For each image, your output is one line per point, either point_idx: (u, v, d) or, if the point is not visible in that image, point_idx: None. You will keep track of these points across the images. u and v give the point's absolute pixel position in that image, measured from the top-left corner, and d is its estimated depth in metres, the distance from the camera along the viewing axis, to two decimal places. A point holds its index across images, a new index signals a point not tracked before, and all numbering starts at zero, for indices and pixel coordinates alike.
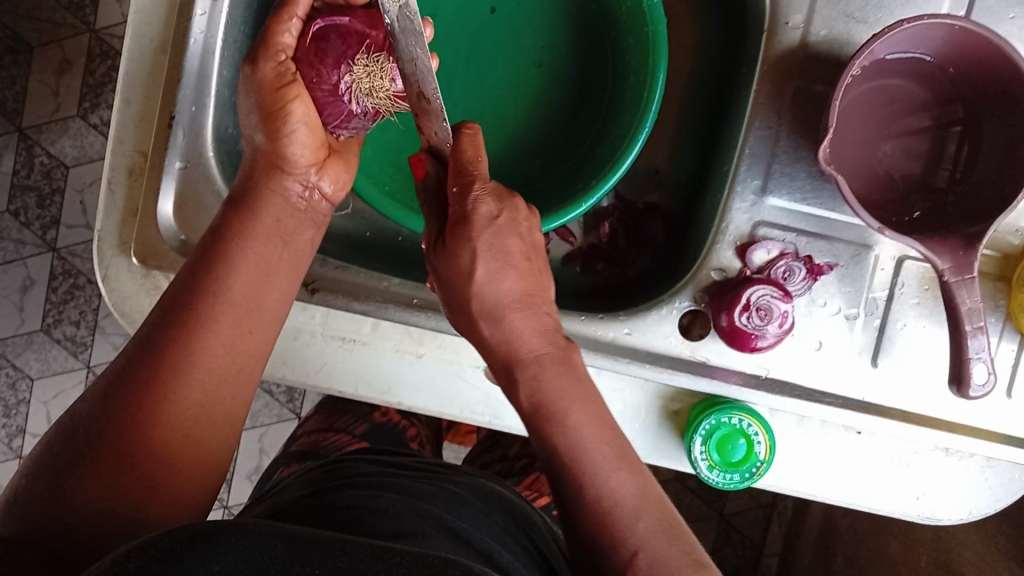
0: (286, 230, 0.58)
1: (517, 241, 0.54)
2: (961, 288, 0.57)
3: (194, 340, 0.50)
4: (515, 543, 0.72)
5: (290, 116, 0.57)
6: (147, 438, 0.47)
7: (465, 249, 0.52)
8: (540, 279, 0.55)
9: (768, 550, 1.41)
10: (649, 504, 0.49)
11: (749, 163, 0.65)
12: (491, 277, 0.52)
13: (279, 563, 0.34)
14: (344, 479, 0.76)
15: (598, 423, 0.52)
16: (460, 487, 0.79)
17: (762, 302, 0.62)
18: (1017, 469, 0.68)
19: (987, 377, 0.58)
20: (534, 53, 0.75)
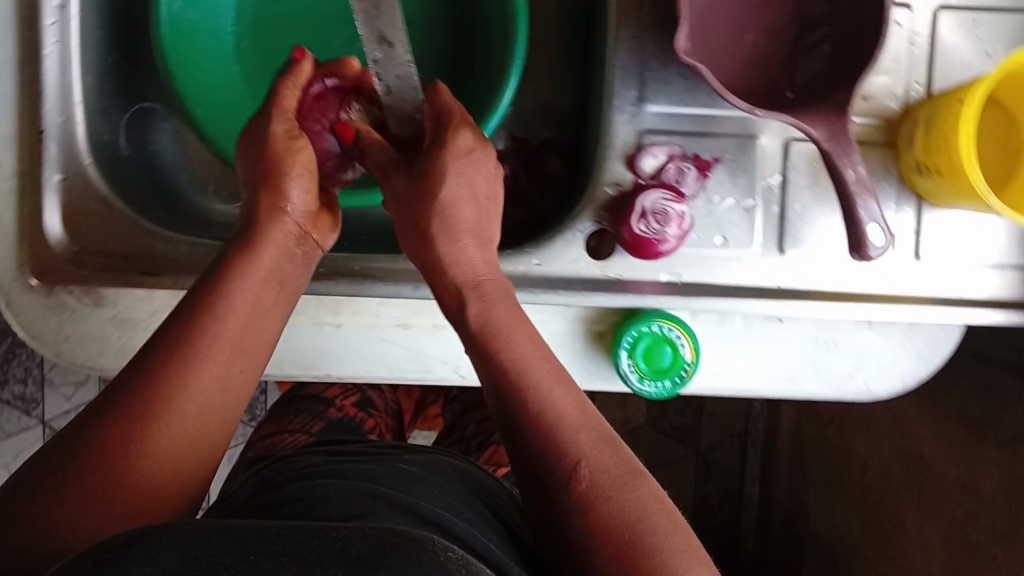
0: (290, 263, 0.58)
1: (483, 180, 0.58)
2: (838, 153, 0.58)
3: (194, 365, 0.49)
4: (466, 512, 0.69)
5: (286, 170, 0.59)
6: (131, 467, 0.45)
7: (437, 171, 0.56)
8: (489, 214, 0.58)
9: (749, 476, 1.42)
10: (587, 417, 0.51)
11: (623, 76, 0.66)
12: (431, 211, 0.56)
13: (211, 556, 0.32)
14: (284, 478, 0.73)
15: (541, 346, 0.54)
16: (410, 462, 0.77)
17: (656, 206, 0.63)
18: (941, 328, 0.69)
19: (883, 237, 0.59)
20: (402, 9, 0.74)
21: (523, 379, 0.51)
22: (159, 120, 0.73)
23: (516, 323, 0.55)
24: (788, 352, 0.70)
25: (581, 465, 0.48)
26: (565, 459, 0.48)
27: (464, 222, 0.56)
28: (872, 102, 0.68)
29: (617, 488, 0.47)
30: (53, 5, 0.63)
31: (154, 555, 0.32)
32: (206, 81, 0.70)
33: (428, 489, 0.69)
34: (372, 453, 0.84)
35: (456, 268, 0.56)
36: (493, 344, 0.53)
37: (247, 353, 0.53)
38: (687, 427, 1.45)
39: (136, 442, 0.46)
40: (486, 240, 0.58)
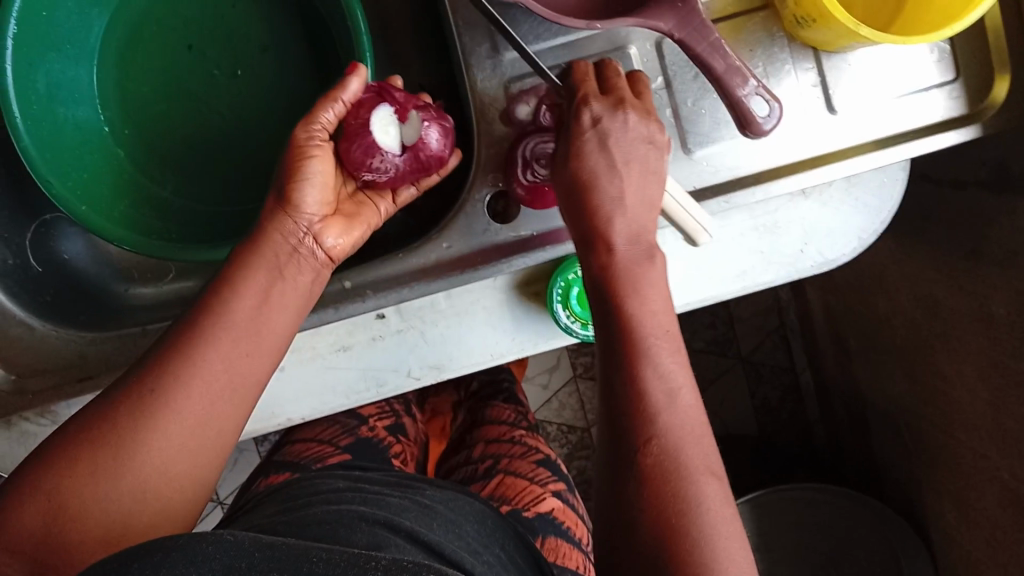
0: (289, 268, 0.56)
1: (643, 139, 0.56)
2: (689, 38, 0.55)
3: (203, 351, 0.51)
4: (489, 555, 0.65)
5: (306, 167, 0.57)
6: (140, 449, 0.48)
7: (583, 158, 0.56)
8: (650, 183, 0.56)
9: (800, 367, 1.38)
10: (685, 404, 0.52)
11: (470, 33, 0.63)
12: (615, 182, 0.55)
13: (255, 565, 0.40)
14: (307, 497, 0.68)
15: (668, 318, 0.55)
16: (437, 491, 0.73)
17: (537, 153, 0.62)
18: (879, 174, 0.66)
19: (768, 106, 0.56)
20: (254, 37, 0.72)
21: (645, 348, 0.53)
22: (66, 226, 0.73)
23: (655, 291, 0.55)
24: (730, 247, 0.67)
25: (653, 442, 0.50)
26: (644, 429, 0.51)
27: (626, 203, 0.55)
28: None
29: (684, 475, 0.50)
30: None
31: (199, 560, 0.39)
32: (85, 175, 0.70)
33: (454, 528, 0.66)
34: (403, 479, 0.77)
35: (606, 238, 0.55)
36: (616, 296, 0.54)
37: (253, 347, 0.54)
38: (722, 337, 1.38)
39: (142, 425, 0.49)
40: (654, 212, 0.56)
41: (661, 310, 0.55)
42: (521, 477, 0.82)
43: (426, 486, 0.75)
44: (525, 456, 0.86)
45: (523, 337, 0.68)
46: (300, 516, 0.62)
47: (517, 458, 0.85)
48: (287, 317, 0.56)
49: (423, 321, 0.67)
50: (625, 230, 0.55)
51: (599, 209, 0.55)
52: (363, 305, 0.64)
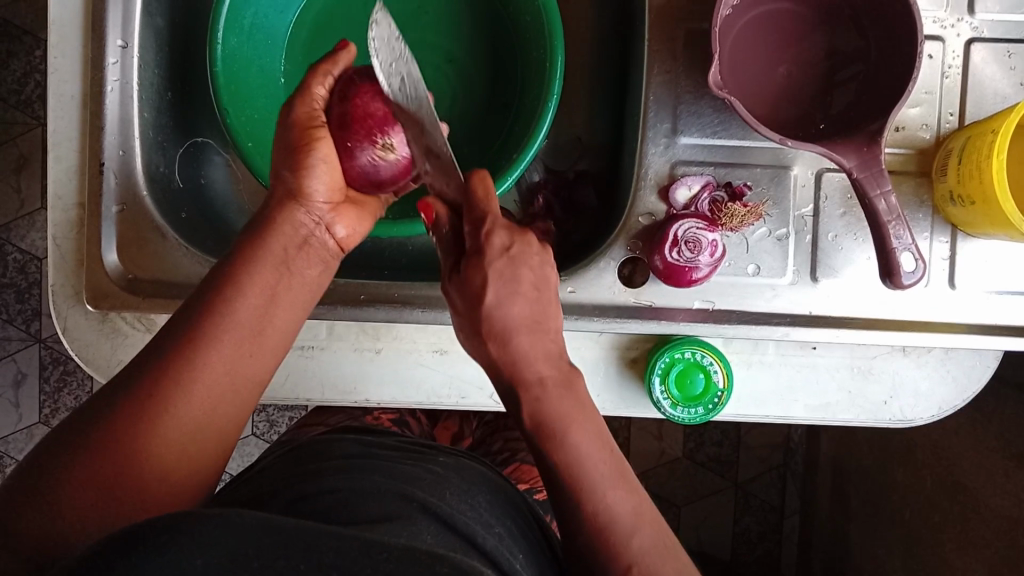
0: (297, 262, 0.56)
1: (528, 272, 0.54)
2: (869, 181, 0.59)
3: (199, 348, 0.49)
4: (501, 528, 0.54)
5: (313, 150, 0.56)
6: (136, 454, 0.46)
7: (478, 277, 0.52)
8: (546, 302, 0.54)
9: (789, 510, 1.28)
10: (644, 521, 0.51)
11: (656, 109, 0.67)
12: (511, 301, 0.53)
13: (262, 556, 0.31)
14: (316, 464, 0.56)
15: (602, 436, 0.53)
16: (444, 464, 0.62)
17: (689, 235, 0.64)
18: (975, 355, 0.70)
19: (915, 263, 0.59)
20: (444, 47, 0.77)
21: (588, 480, 0.51)
22: (212, 154, 0.77)
23: (578, 416, 0.52)
24: (821, 377, 0.70)
25: (633, 572, 0.49)
26: (618, 562, 0.49)
27: (517, 318, 0.53)
28: (905, 132, 0.68)
29: None
30: (117, 45, 0.67)
31: (206, 546, 0.31)
32: (257, 117, 0.74)
33: (467, 497, 0.55)
34: (414, 446, 0.67)
35: (517, 369, 0.53)
36: (546, 435, 0.52)
37: (255, 342, 0.52)
38: (727, 458, 1.29)
39: (133, 429, 0.46)
40: (545, 327, 0.54)
41: (598, 435, 0.53)
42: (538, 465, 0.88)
43: (437, 454, 0.65)
44: None
45: (609, 395, 0.71)
46: (305, 482, 0.51)
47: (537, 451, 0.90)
48: (291, 315, 0.55)
49: None
50: (546, 356, 0.53)
51: (507, 341, 0.52)
52: None
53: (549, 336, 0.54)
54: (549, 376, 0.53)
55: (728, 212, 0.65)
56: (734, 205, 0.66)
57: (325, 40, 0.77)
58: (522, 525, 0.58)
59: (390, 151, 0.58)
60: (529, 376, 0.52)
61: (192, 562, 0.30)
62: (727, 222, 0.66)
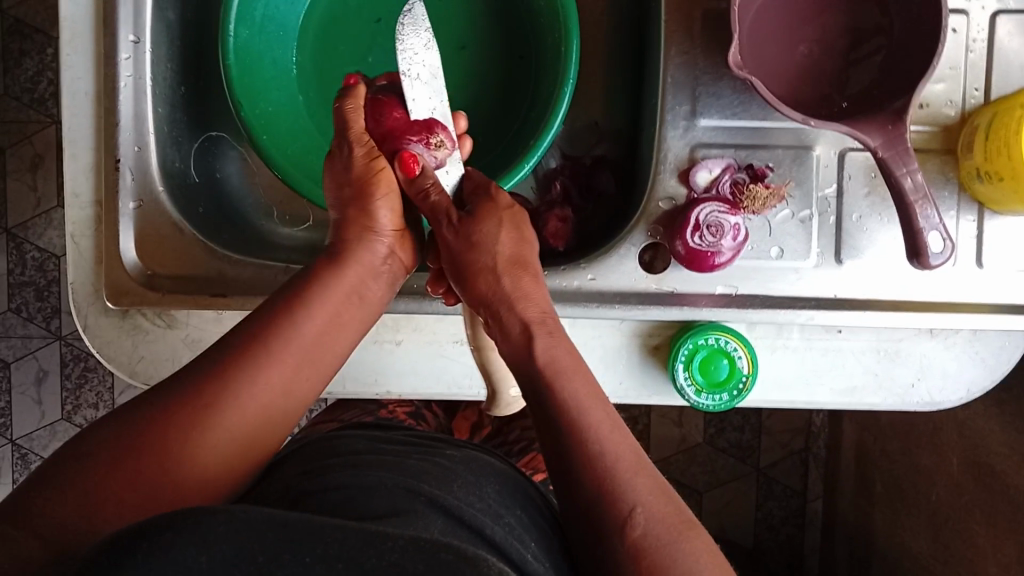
0: (364, 291, 0.58)
1: (524, 229, 0.62)
2: (895, 161, 0.58)
3: (259, 372, 0.50)
4: (511, 519, 0.53)
5: (376, 188, 0.59)
6: (178, 456, 0.46)
7: (483, 219, 0.59)
8: (530, 249, 0.62)
9: (812, 494, 1.28)
10: (643, 470, 0.50)
11: (675, 92, 0.66)
12: (497, 241, 0.59)
13: (268, 549, 0.30)
14: (325, 458, 0.55)
15: (597, 393, 0.54)
16: (454, 454, 0.61)
17: (711, 219, 0.64)
18: (1004, 336, 0.69)
19: (943, 244, 0.58)
20: (457, 34, 0.76)
21: (588, 426, 0.51)
22: (227, 148, 0.77)
23: (578, 372, 0.55)
24: (846, 361, 0.69)
25: (636, 512, 0.47)
26: (618, 507, 0.47)
27: (508, 256, 0.59)
28: (929, 108, 0.67)
29: (669, 539, 0.46)
30: (129, 40, 0.66)
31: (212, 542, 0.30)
32: (270, 109, 0.73)
33: (475, 490, 0.54)
34: (423, 440, 0.65)
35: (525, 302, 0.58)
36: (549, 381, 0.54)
37: (312, 364, 0.54)
38: (748, 444, 1.28)
39: (180, 433, 0.46)
40: (535, 271, 0.60)
41: (595, 393, 0.54)
42: None
43: (445, 446, 0.64)
44: None
45: (631, 383, 0.70)
46: (311, 474, 0.49)
47: None
48: (347, 340, 0.57)
49: None
50: (540, 296, 0.59)
51: (500, 273, 0.59)
52: None
53: (532, 277, 0.60)
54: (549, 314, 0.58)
55: (750, 194, 0.65)
56: (756, 187, 0.65)
57: (337, 30, 0.76)
58: (532, 515, 0.57)
59: (439, 149, 0.61)
60: (532, 314, 0.58)
61: (194, 561, 0.29)
62: (749, 205, 0.65)
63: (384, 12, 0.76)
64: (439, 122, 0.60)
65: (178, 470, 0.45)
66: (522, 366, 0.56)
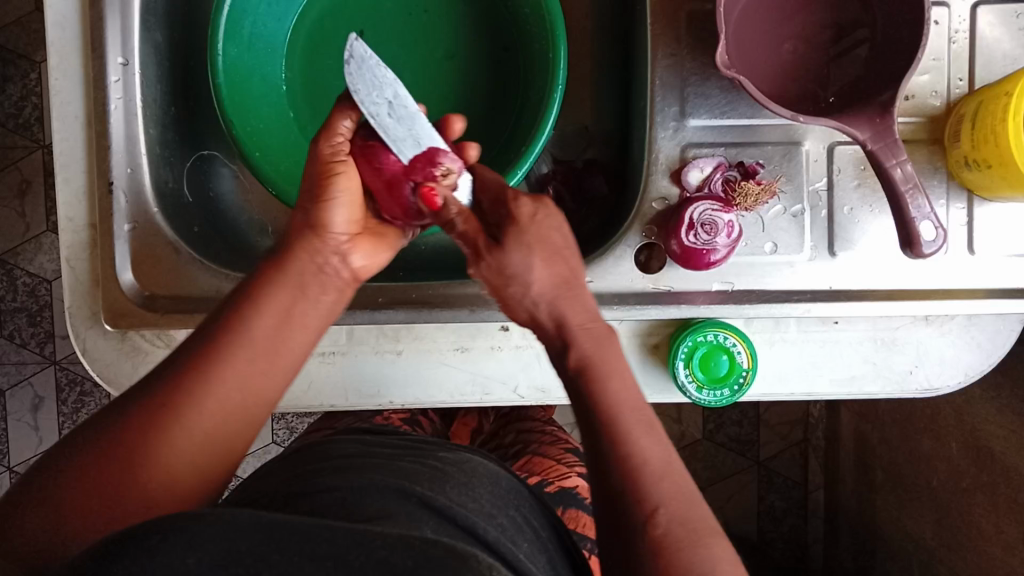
0: (312, 288, 0.54)
1: (560, 237, 0.54)
2: (884, 152, 0.58)
3: (212, 373, 0.48)
4: (504, 519, 0.53)
5: (334, 183, 0.55)
6: (142, 463, 0.45)
7: (511, 239, 0.53)
8: (572, 265, 0.54)
9: (813, 485, 1.29)
10: (672, 469, 0.49)
11: (663, 93, 0.67)
12: (531, 269, 0.53)
13: (255, 552, 0.31)
14: (317, 463, 0.55)
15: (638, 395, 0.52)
16: (447, 456, 0.61)
17: (705, 217, 0.64)
18: (998, 320, 0.70)
19: (935, 233, 0.59)
20: (445, 44, 0.77)
21: (620, 421, 0.50)
22: (219, 167, 0.77)
23: (619, 362, 0.52)
24: (844, 351, 0.70)
25: (660, 514, 0.47)
26: (644, 503, 0.47)
27: (544, 282, 0.53)
28: (914, 100, 0.68)
29: (690, 542, 0.46)
30: (118, 63, 0.67)
31: (197, 546, 0.31)
32: (262, 126, 0.73)
33: (467, 490, 0.54)
34: (416, 443, 0.65)
35: (564, 321, 0.52)
36: (587, 376, 0.51)
37: (269, 362, 0.51)
38: (748, 438, 1.29)
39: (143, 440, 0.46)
40: (578, 285, 0.53)
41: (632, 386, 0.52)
42: (547, 458, 0.85)
43: (438, 449, 0.64)
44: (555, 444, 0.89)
45: None
46: (305, 480, 0.50)
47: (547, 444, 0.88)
48: (306, 338, 0.53)
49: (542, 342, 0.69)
50: (585, 309, 0.53)
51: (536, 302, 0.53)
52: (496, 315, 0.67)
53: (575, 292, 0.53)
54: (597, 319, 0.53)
55: (742, 191, 0.65)
56: (748, 184, 0.65)
57: (325, 45, 0.77)
58: (525, 514, 0.57)
59: (449, 176, 0.57)
60: (573, 325, 0.52)
61: (183, 562, 0.30)
62: (741, 202, 0.65)
63: (368, 25, 0.76)
64: (441, 151, 0.57)
65: (143, 479, 0.45)
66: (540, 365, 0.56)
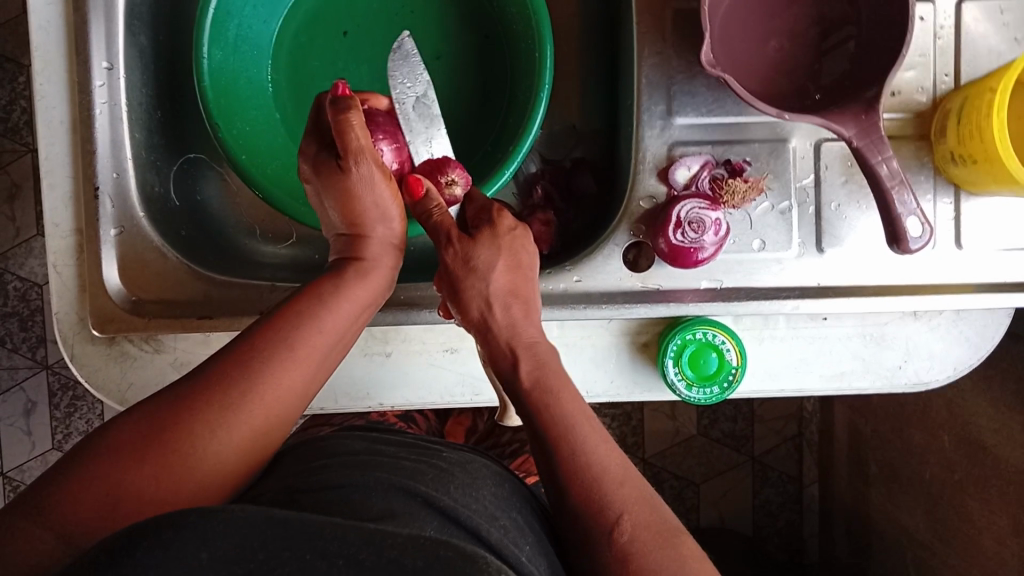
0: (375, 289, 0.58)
1: (527, 254, 0.59)
2: (869, 149, 0.58)
3: (268, 372, 0.49)
4: (506, 521, 0.53)
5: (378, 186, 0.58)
6: (184, 457, 0.45)
7: (484, 246, 0.58)
8: (529, 281, 0.59)
9: (807, 479, 1.29)
10: (629, 478, 0.51)
11: (650, 91, 0.67)
12: (490, 277, 0.57)
13: (268, 548, 0.32)
14: (323, 459, 0.55)
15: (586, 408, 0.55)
16: (458, 455, 0.61)
17: (692, 215, 0.64)
18: (987, 314, 0.70)
19: (921, 228, 0.59)
20: (430, 45, 0.77)
21: (573, 433, 0.52)
22: (206, 170, 0.77)
23: (565, 384, 0.56)
24: (834, 347, 0.70)
25: (622, 520, 0.49)
26: (608, 511, 0.49)
27: (503, 291, 0.58)
28: (902, 95, 0.68)
29: (654, 546, 0.47)
30: (103, 67, 0.67)
31: (211, 540, 0.32)
32: (247, 129, 0.73)
33: (470, 490, 0.54)
34: (419, 441, 0.65)
35: (517, 332, 0.57)
36: (535, 394, 0.55)
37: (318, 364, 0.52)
38: (743, 433, 1.29)
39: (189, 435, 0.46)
40: (533, 305, 0.59)
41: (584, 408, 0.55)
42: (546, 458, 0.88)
43: (442, 449, 0.64)
44: None
45: (623, 382, 0.71)
46: (307, 476, 0.50)
47: None
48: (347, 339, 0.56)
49: None
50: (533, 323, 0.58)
51: (489, 303, 0.57)
52: None
53: (526, 306, 0.58)
54: (540, 340, 0.58)
55: (729, 190, 0.65)
56: (735, 182, 0.65)
57: (311, 46, 0.76)
58: (528, 517, 0.57)
59: (453, 187, 0.62)
60: (523, 336, 0.57)
61: (196, 556, 0.31)
62: (729, 200, 0.65)
63: (350, 25, 0.76)
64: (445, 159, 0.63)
65: (183, 472, 0.45)
66: (505, 380, 0.57)
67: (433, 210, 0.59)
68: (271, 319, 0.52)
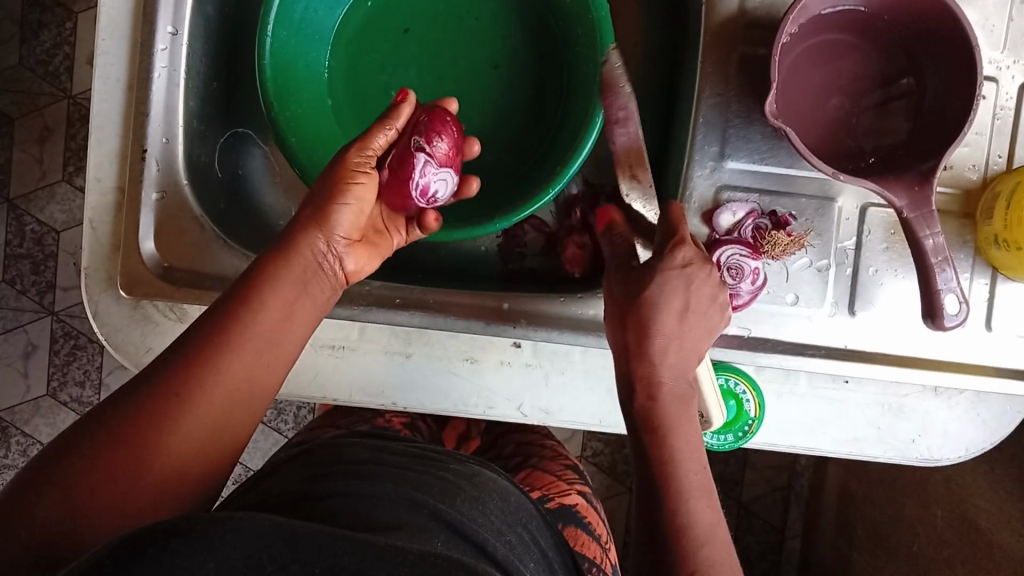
0: (314, 285, 0.56)
1: (705, 299, 0.57)
2: (920, 222, 0.58)
3: (221, 360, 0.49)
4: (512, 537, 0.53)
5: (352, 190, 0.57)
6: (155, 453, 0.46)
7: (663, 290, 0.55)
8: (704, 332, 0.57)
9: (790, 532, 1.28)
10: (719, 536, 0.51)
11: (705, 132, 0.67)
12: (673, 315, 0.55)
13: (277, 561, 0.32)
14: (328, 467, 0.55)
15: (699, 456, 0.54)
16: (461, 468, 0.61)
17: (732, 262, 0.65)
18: (1006, 400, 0.70)
19: (958, 307, 0.59)
20: (490, 53, 0.77)
21: (682, 484, 0.52)
22: (250, 146, 0.77)
23: (684, 426, 0.54)
24: (850, 411, 0.70)
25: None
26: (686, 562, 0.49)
27: (671, 339, 0.55)
28: (953, 171, 0.68)
29: None
30: (167, 32, 0.66)
31: (215, 548, 0.32)
32: (300, 111, 0.73)
33: (478, 504, 0.54)
34: (425, 451, 0.65)
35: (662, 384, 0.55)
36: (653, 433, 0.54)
37: (273, 351, 0.52)
38: (733, 477, 1.29)
39: (153, 431, 0.46)
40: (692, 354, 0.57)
41: (696, 453, 0.54)
42: (549, 475, 0.84)
43: (450, 461, 0.63)
44: (556, 460, 0.89)
45: None
46: (315, 484, 0.50)
47: (548, 460, 0.88)
48: (303, 330, 0.55)
49: (552, 364, 0.69)
50: (674, 368, 0.55)
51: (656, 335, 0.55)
52: (511, 329, 0.67)
53: (687, 353, 0.56)
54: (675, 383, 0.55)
55: (771, 241, 0.65)
56: (778, 234, 0.65)
57: (372, 38, 0.77)
58: (533, 534, 0.57)
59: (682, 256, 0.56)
60: (661, 379, 0.55)
61: (202, 565, 0.31)
62: (769, 250, 0.65)
63: (413, 22, 0.76)
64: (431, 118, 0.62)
65: (150, 468, 0.46)
66: None
67: (678, 256, 0.56)
68: (223, 308, 0.52)
